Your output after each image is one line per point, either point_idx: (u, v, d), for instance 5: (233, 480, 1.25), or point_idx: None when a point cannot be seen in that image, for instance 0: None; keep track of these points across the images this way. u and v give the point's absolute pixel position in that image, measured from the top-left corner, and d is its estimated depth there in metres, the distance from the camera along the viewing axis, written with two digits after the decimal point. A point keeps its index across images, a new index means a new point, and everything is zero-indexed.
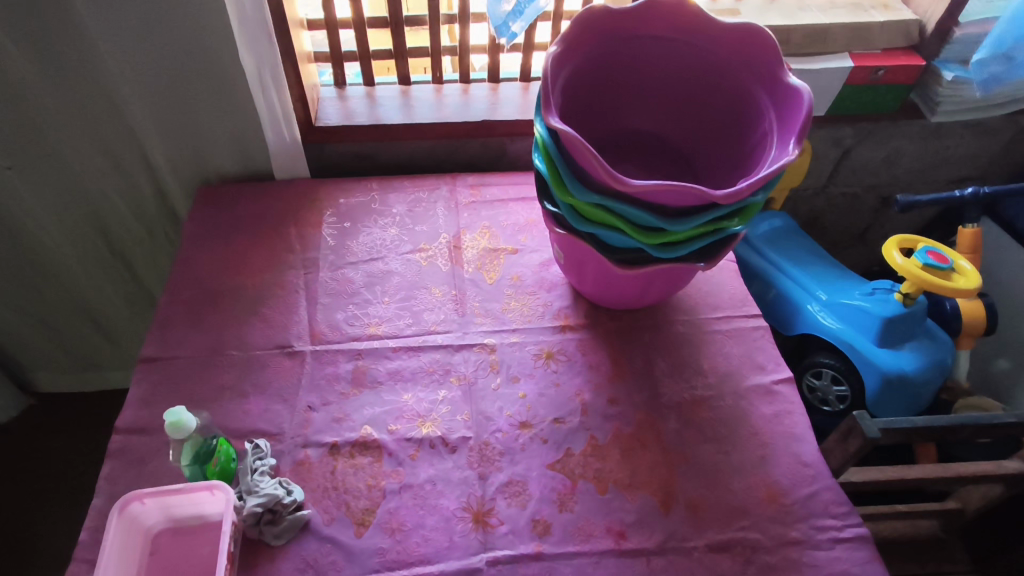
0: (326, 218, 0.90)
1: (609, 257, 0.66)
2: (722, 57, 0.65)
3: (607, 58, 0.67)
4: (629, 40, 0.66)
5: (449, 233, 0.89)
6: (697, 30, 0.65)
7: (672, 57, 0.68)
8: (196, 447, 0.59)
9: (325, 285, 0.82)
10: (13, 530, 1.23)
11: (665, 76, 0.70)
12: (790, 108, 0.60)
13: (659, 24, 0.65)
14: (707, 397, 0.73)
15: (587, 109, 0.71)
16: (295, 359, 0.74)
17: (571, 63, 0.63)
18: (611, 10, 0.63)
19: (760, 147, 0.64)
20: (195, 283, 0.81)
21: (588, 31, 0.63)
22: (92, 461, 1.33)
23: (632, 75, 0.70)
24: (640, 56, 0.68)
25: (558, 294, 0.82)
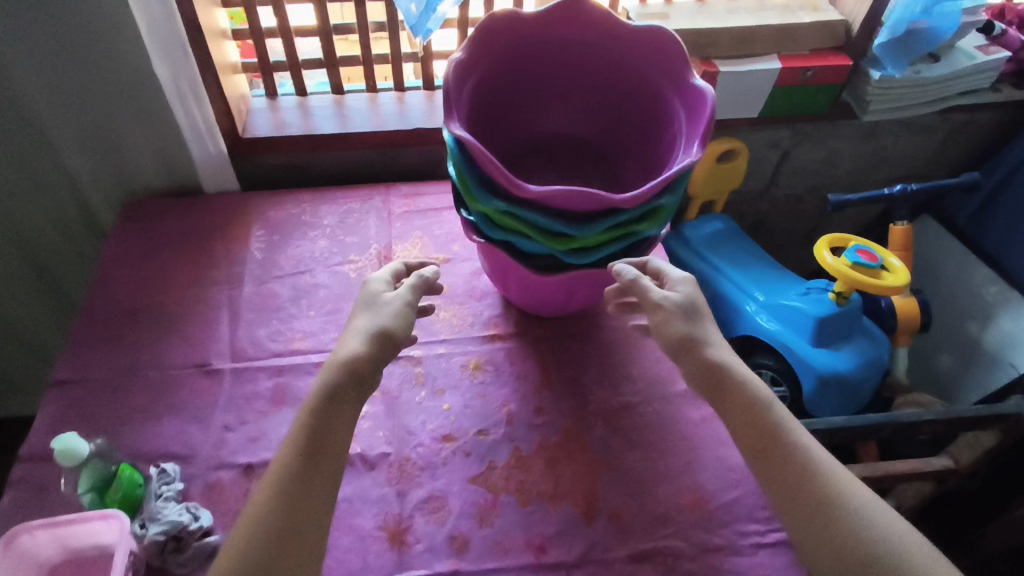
0: (254, 232, 0.88)
1: (527, 266, 0.65)
2: (635, 60, 0.65)
3: (520, 63, 0.66)
4: (540, 45, 0.66)
5: (380, 243, 0.88)
6: (608, 33, 0.64)
7: (588, 61, 0.67)
8: (93, 476, 0.58)
9: (249, 300, 0.80)
10: None
11: (580, 79, 0.69)
12: (696, 108, 0.60)
13: (572, 27, 0.64)
14: (635, 403, 0.72)
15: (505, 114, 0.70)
16: (213, 378, 0.72)
17: (480, 70, 0.63)
18: (517, 16, 0.62)
19: (672, 148, 0.64)
20: (113, 302, 0.78)
21: (495, 37, 0.62)
22: None
23: (550, 79, 0.69)
24: (556, 60, 0.67)
25: (489, 303, 0.81)
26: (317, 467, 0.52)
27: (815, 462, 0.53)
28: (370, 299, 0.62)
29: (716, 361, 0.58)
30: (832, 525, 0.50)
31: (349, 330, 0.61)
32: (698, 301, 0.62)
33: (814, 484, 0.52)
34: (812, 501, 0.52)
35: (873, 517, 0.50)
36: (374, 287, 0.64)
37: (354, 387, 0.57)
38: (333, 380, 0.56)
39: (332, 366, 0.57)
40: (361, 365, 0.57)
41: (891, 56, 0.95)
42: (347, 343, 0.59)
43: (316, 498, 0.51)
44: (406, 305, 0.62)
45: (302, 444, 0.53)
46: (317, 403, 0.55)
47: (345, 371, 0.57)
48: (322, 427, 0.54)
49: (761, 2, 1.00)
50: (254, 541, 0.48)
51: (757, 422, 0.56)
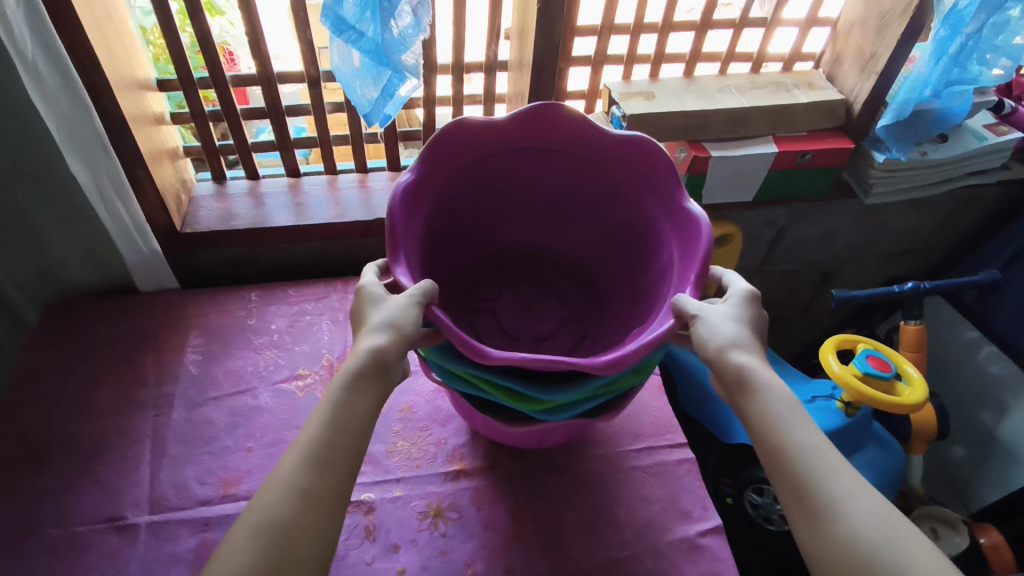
0: (191, 340, 0.78)
1: (496, 416, 0.55)
2: (618, 167, 0.56)
3: (484, 168, 0.58)
4: (508, 151, 0.57)
5: (334, 352, 0.78)
6: (587, 140, 0.56)
7: (565, 163, 0.59)
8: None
9: (177, 430, 0.69)
10: None
11: (554, 180, 0.61)
12: (689, 238, 0.51)
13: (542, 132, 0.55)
14: (623, 559, 0.62)
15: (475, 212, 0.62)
16: (125, 535, 0.61)
17: (434, 188, 0.54)
18: (477, 124, 0.53)
19: (662, 273, 0.56)
20: (18, 435, 0.68)
21: (452, 150, 0.53)
22: None
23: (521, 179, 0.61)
24: (524, 163, 0.59)
25: (454, 428, 0.72)
26: (335, 462, 0.45)
27: (827, 472, 0.43)
28: (378, 296, 0.50)
29: (741, 365, 0.48)
30: (842, 537, 0.40)
31: (363, 324, 0.50)
32: (740, 310, 0.51)
33: (829, 500, 0.42)
34: (821, 508, 0.42)
35: (898, 549, 0.39)
36: (376, 289, 0.51)
37: (380, 375, 0.48)
38: (353, 367, 0.48)
39: (355, 355, 0.48)
40: (387, 359, 0.48)
41: (892, 139, 0.88)
42: (365, 335, 0.49)
43: (326, 499, 0.43)
44: (416, 303, 0.48)
45: (315, 436, 0.45)
46: (340, 383, 0.48)
47: (367, 361, 0.47)
48: (340, 421, 0.46)
49: (752, 79, 0.93)
50: (250, 553, 0.40)
51: (764, 425, 0.46)
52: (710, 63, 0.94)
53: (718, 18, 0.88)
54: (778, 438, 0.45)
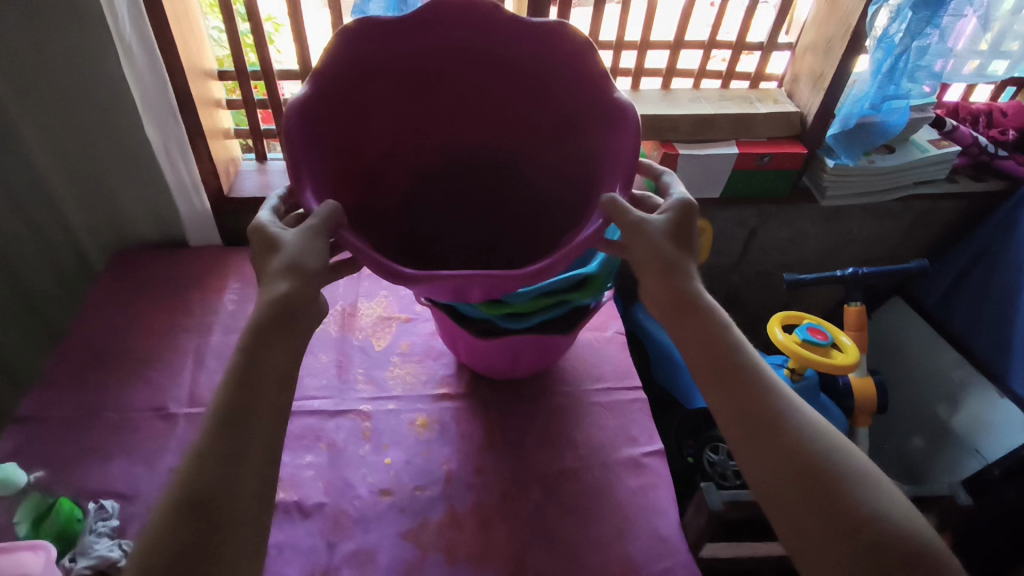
0: (230, 284, 0.93)
1: (469, 328, 0.67)
2: (536, 65, 0.62)
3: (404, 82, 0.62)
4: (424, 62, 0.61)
5: (348, 300, 0.92)
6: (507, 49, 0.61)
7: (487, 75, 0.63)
8: (32, 507, 0.62)
9: (214, 349, 0.83)
10: None
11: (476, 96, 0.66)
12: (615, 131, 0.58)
13: (454, 33, 0.60)
14: (575, 469, 0.74)
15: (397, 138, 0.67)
16: (168, 422, 0.75)
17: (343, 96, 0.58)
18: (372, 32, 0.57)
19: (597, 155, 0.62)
20: (87, 345, 0.83)
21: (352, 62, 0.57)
22: None
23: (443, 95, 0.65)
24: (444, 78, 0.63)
25: (444, 362, 0.84)
26: (257, 426, 0.46)
27: (770, 384, 0.51)
28: (275, 238, 0.53)
29: (687, 287, 0.54)
30: (787, 438, 0.48)
31: (264, 269, 0.53)
32: (683, 226, 0.57)
33: (774, 405, 0.49)
34: (767, 416, 0.49)
35: (830, 441, 0.48)
36: (272, 228, 0.54)
37: (295, 319, 0.51)
38: (261, 319, 0.50)
39: (260, 302, 0.50)
40: (297, 299, 0.51)
41: (841, 147, 1.02)
42: (271, 281, 0.51)
43: (255, 464, 0.45)
44: (317, 233, 0.52)
45: (233, 403, 0.46)
46: (254, 345, 0.49)
47: (274, 308, 0.50)
48: (254, 387, 0.47)
49: (722, 93, 1.07)
50: (177, 527, 0.42)
51: (718, 343, 0.52)
52: (685, 78, 1.09)
53: (689, 40, 1.03)
54: (729, 356, 0.52)
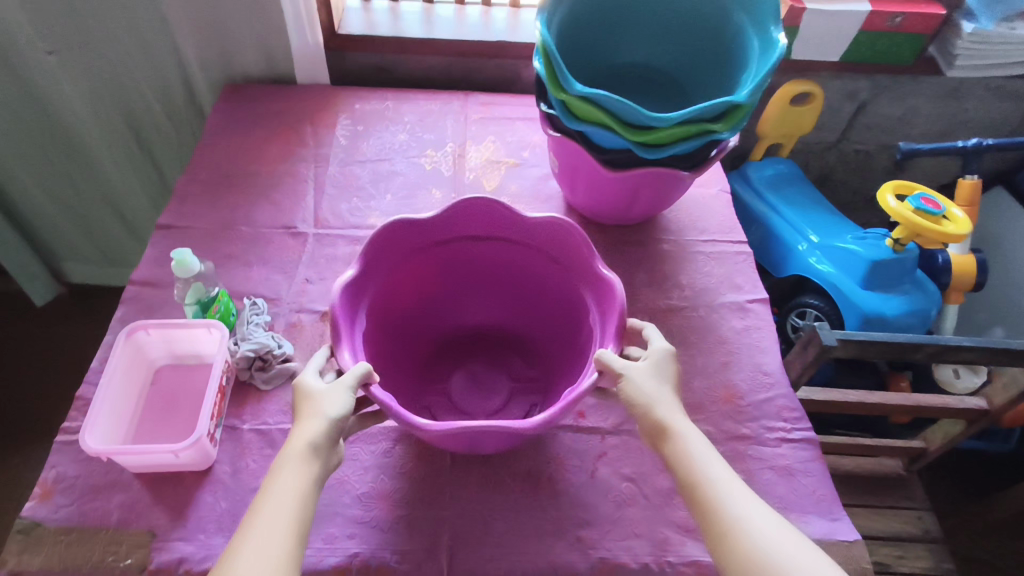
0: (340, 120, 0.95)
1: (597, 159, 0.70)
2: (542, 249, 0.63)
3: (429, 266, 0.65)
4: (445, 247, 0.64)
5: (456, 142, 0.93)
6: (517, 231, 0.62)
7: (505, 253, 0.65)
8: (195, 293, 0.66)
9: (332, 178, 0.86)
10: (19, 399, 1.25)
11: (491, 273, 0.67)
12: (605, 301, 0.57)
13: (474, 229, 0.62)
14: (681, 307, 0.77)
15: (421, 298, 0.68)
16: (298, 239, 0.79)
17: (379, 285, 0.60)
18: (408, 226, 0.60)
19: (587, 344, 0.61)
20: (213, 167, 0.86)
21: (387, 252, 0.60)
22: (93, 342, 1.34)
23: (464, 268, 0.67)
24: (465, 257, 0.65)
25: (552, 206, 0.86)
26: (253, 554, 0.42)
27: (724, 495, 0.47)
28: (313, 387, 0.51)
29: (664, 416, 0.52)
30: (745, 558, 0.44)
31: (299, 412, 0.51)
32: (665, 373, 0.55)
33: (732, 517, 0.46)
34: (727, 533, 0.45)
35: (795, 557, 0.44)
36: (312, 382, 0.52)
37: (320, 467, 0.48)
38: (283, 461, 0.48)
39: (290, 446, 0.49)
40: (325, 447, 0.49)
41: None
42: (302, 426, 0.49)
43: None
44: (352, 389, 0.50)
45: (235, 542, 0.44)
46: (266, 487, 0.47)
47: (302, 450, 0.48)
48: (256, 520, 0.45)
49: None
50: None
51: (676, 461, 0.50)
52: None
53: None
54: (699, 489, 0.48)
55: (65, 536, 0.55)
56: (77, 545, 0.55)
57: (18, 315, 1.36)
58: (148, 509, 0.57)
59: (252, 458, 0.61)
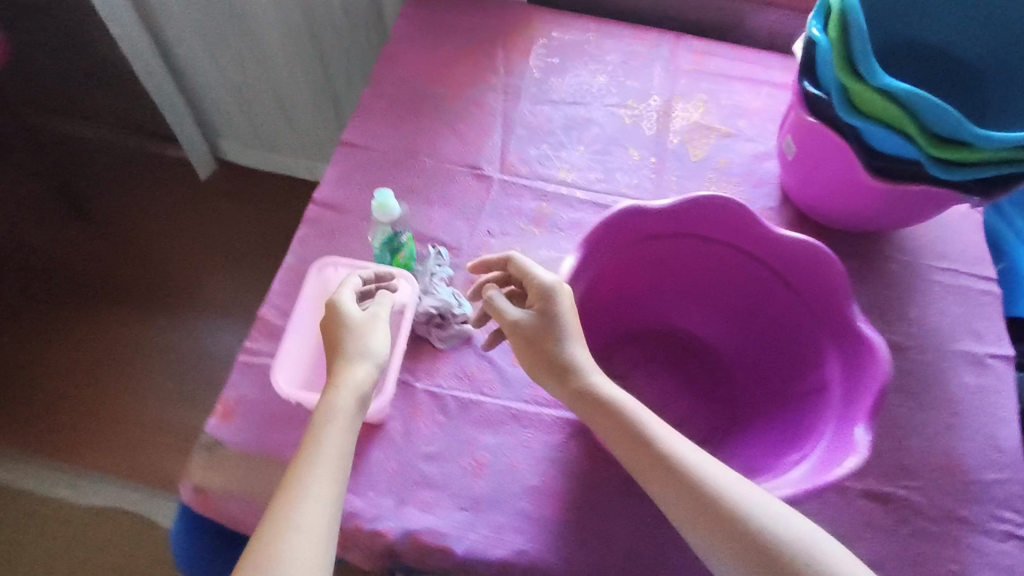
0: (535, 47, 0.84)
1: (865, 161, 0.58)
2: (781, 270, 0.54)
3: (641, 259, 0.57)
4: (667, 241, 0.56)
5: (662, 96, 0.81)
6: (760, 243, 0.53)
7: (730, 262, 0.56)
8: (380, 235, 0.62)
9: (523, 117, 0.77)
10: (181, 268, 1.30)
11: (703, 277, 0.59)
12: (859, 358, 0.49)
13: (709, 229, 0.54)
14: (904, 345, 0.66)
15: (616, 289, 0.60)
16: (481, 182, 0.72)
17: (590, 273, 0.54)
18: (641, 212, 0.52)
19: (812, 394, 0.52)
20: (399, 82, 0.79)
21: (610, 239, 0.53)
22: (253, 231, 1.36)
23: (675, 265, 0.58)
24: (682, 255, 0.57)
25: (765, 192, 0.75)
26: (315, 494, 0.43)
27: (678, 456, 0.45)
28: (360, 324, 0.52)
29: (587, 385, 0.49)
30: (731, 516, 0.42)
31: (338, 353, 0.51)
32: (554, 315, 0.50)
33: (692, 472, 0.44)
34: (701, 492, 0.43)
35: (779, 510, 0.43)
36: (350, 308, 0.53)
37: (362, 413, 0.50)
38: (334, 406, 0.48)
39: (341, 390, 0.49)
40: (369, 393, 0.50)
41: None
42: (351, 370, 0.50)
43: (317, 528, 0.42)
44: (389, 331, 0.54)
45: (293, 481, 0.44)
46: (316, 430, 0.47)
47: (354, 397, 0.49)
48: (315, 462, 0.45)
49: None
50: None
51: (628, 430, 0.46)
52: None
53: None
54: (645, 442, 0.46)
55: (243, 464, 0.55)
56: (254, 474, 0.54)
57: (170, 183, 1.39)
58: None
59: (425, 421, 0.58)
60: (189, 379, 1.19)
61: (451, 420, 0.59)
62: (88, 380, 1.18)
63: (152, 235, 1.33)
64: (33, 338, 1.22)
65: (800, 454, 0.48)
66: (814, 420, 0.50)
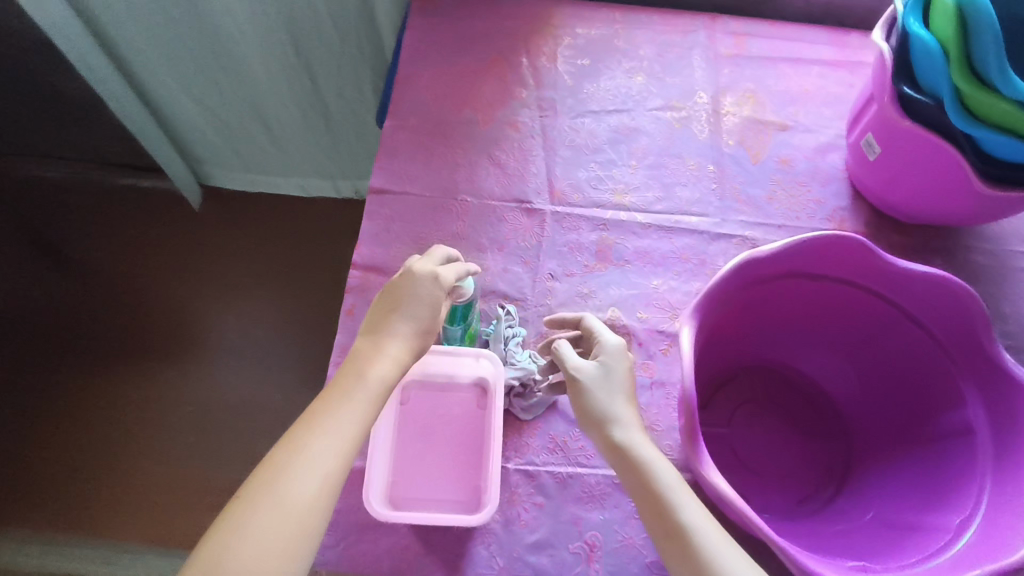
0: (561, 49, 0.76)
1: (974, 167, 0.53)
2: (902, 302, 0.50)
3: (745, 303, 0.53)
4: (775, 283, 0.51)
5: (708, 91, 0.74)
6: (879, 277, 0.50)
7: (840, 295, 0.53)
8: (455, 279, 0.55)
9: (563, 135, 0.70)
10: (180, 309, 1.21)
11: (807, 312, 0.55)
12: (1006, 397, 0.45)
13: (822, 266, 0.50)
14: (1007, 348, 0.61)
15: (715, 335, 0.55)
16: (532, 217, 0.65)
17: (703, 330, 0.50)
18: (756, 260, 0.48)
19: (948, 434, 0.49)
20: (420, 110, 0.70)
21: (723, 293, 0.49)
22: (251, 259, 1.26)
23: (778, 304, 0.54)
24: (788, 294, 0.53)
25: (835, 190, 0.69)
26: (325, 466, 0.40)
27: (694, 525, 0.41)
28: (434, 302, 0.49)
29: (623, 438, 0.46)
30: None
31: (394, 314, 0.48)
32: (615, 372, 0.49)
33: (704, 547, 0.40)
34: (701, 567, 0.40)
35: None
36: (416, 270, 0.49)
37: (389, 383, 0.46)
38: (371, 370, 0.44)
39: (381, 356, 0.45)
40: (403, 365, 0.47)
41: None
42: (396, 338, 0.46)
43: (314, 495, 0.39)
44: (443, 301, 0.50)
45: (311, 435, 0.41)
46: (350, 390, 0.43)
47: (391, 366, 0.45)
48: (335, 425, 0.42)
49: None
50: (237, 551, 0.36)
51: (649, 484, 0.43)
52: None
53: None
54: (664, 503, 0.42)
55: None
56: None
57: (156, 219, 1.29)
58: (419, 559, 0.51)
59: (524, 506, 0.53)
60: (212, 431, 1.12)
61: (551, 500, 0.54)
62: (99, 442, 1.11)
63: (144, 278, 1.24)
64: (37, 409, 1.13)
65: (956, 519, 0.43)
66: (957, 472, 0.46)
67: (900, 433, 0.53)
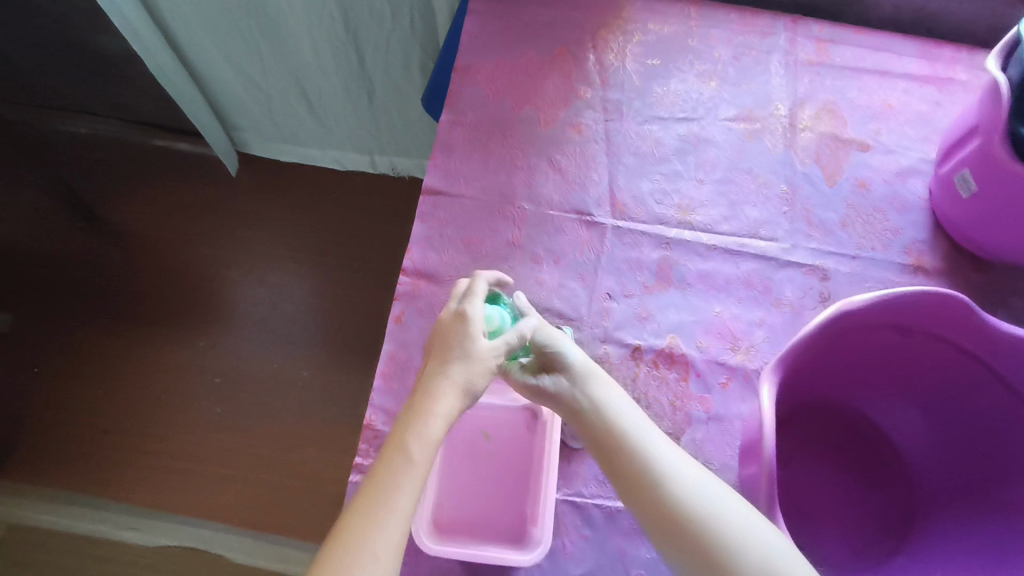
0: (631, 46, 0.71)
1: None
2: (992, 362, 0.48)
3: (824, 348, 0.50)
4: (861, 331, 0.48)
5: (786, 103, 0.69)
6: (973, 335, 0.47)
7: (924, 346, 0.50)
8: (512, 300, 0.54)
9: (628, 141, 0.66)
10: (210, 275, 1.20)
11: (883, 359, 0.52)
12: None
13: (913, 317, 0.47)
14: None
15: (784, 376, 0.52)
16: (591, 229, 0.62)
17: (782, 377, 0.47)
18: (850, 312, 0.45)
19: None
20: (479, 105, 0.66)
21: (811, 344, 0.46)
22: (282, 231, 1.24)
23: (856, 349, 0.51)
24: (868, 341, 0.50)
25: (913, 220, 0.65)
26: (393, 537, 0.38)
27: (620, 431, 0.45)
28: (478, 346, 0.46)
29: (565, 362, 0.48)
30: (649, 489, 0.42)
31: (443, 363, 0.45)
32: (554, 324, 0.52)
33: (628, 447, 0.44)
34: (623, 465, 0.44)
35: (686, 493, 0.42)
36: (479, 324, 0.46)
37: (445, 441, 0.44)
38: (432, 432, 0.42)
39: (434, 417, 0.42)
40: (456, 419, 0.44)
41: None
42: (450, 392, 0.44)
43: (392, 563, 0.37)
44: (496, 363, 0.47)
45: (365, 509, 0.39)
46: (407, 452, 0.41)
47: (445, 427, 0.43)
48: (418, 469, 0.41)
49: None
50: None
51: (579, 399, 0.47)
52: None
53: None
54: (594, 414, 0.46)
55: None
56: None
57: (187, 182, 1.26)
58: None
59: (570, 537, 0.51)
60: (235, 402, 1.11)
61: (598, 533, 0.52)
62: (123, 405, 1.11)
63: (174, 242, 1.22)
64: (67, 368, 1.13)
65: None
66: None
67: (965, 489, 0.52)
